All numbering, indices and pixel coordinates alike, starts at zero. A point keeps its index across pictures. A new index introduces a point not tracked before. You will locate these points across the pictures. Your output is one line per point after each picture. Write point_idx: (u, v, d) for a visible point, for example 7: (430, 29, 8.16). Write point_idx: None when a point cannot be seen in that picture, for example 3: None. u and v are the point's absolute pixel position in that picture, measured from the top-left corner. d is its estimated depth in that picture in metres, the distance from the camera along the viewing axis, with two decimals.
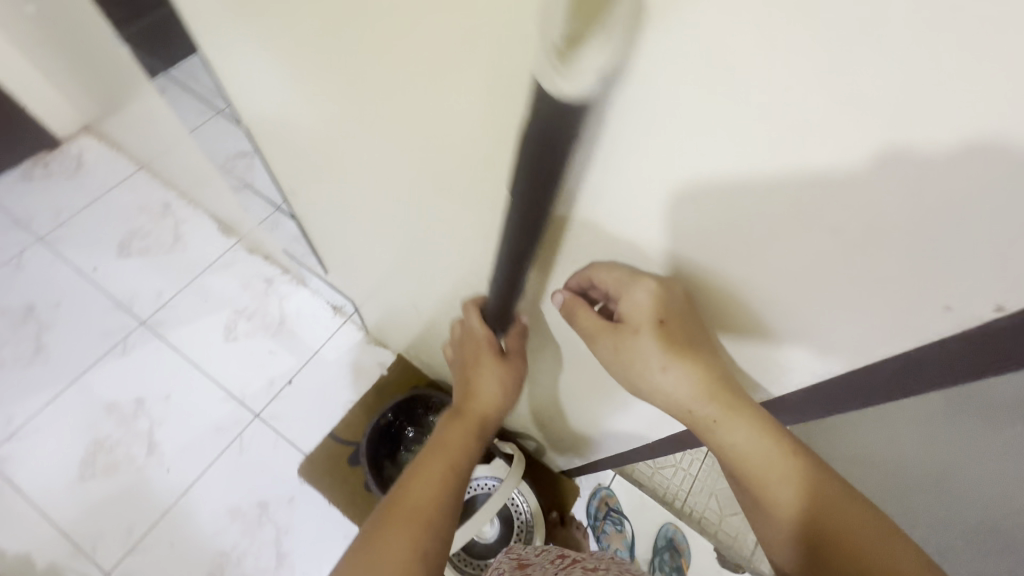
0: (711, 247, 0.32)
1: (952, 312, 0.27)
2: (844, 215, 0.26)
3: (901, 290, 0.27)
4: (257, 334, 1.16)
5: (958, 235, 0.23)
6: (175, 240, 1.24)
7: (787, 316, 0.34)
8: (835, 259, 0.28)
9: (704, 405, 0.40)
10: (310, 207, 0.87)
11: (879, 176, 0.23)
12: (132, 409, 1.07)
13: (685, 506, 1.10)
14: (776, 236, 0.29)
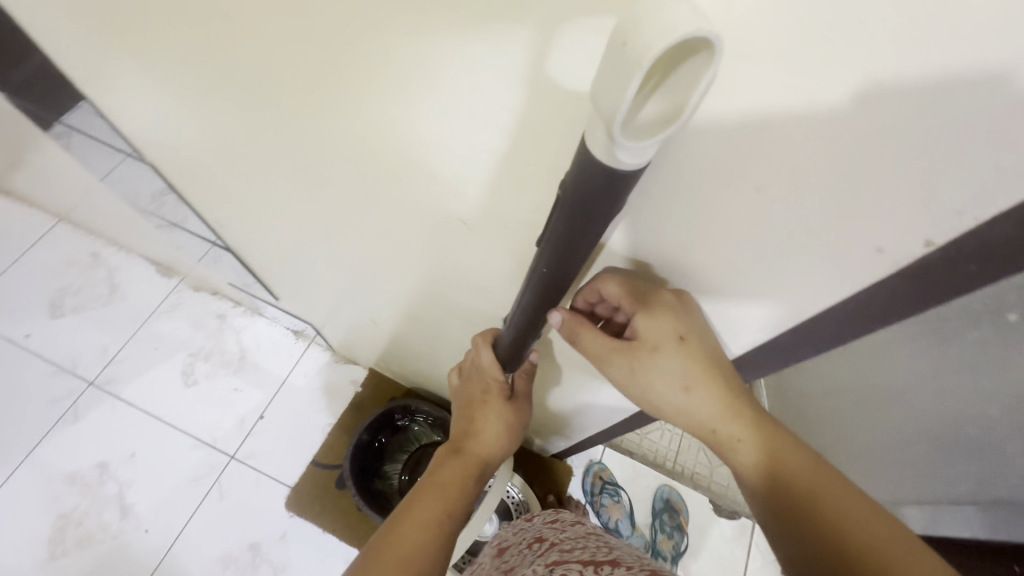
0: (648, 219, 0.32)
1: (885, 253, 0.27)
2: (768, 171, 0.25)
3: (836, 237, 0.27)
4: (218, 374, 1.11)
5: (878, 177, 0.23)
6: (112, 291, 1.16)
7: (732, 274, 0.34)
8: (768, 215, 0.28)
9: (726, 421, 0.41)
10: (248, 235, 0.83)
11: (792, 126, 0.23)
12: (96, 475, 1.00)
13: (677, 466, 1.14)
14: (707, 200, 0.29)
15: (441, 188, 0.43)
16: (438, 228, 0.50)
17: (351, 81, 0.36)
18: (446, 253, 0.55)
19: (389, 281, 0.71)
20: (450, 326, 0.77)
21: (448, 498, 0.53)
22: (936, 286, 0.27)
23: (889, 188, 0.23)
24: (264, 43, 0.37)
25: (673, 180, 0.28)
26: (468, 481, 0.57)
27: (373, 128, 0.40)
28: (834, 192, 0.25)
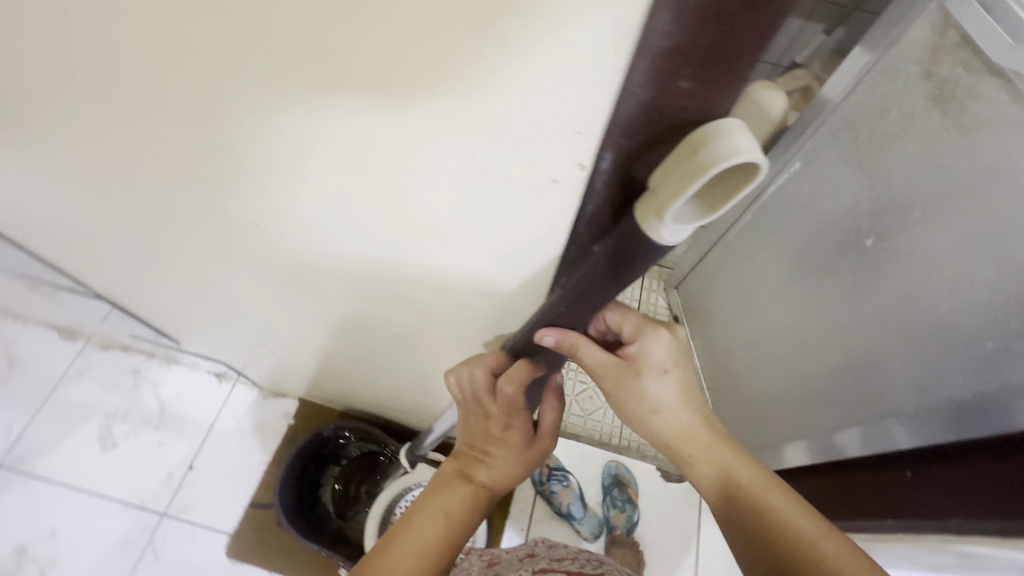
0: (384, 181, 0.32)
1: (559, 183, 0.25)
2: (410, 112, 0.25)
3: (507, 175, 0.26)
4: (139, 432, 1.06)
5: (485, 103, 0.22)
6: (11, 364, 1.09)
7: (472, 233, 0.33)
8: (445, 161, 0.27)
9: (691, 442, 0.46)
10: (132, 283, 0.80)
11: (389, 57, 0.22)
12: (14, 561, 0.93)
13: (622, 440, 1.16)
14: (399, 150, 0.28)
15: (239, 195, 0.42)
16: (274, 242, 0.49)
17: (97, 96, 0.35)
18: (297, 268, 0.54)
19: (278, 306, 0.70)
20: (347, 341, 0.75)
21: (455, 531, 0.46)
22: None
23: (522, 127, 0.23)
24: (16, 72, 0.36)
25: (363, 133, 0.28)
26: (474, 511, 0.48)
27: (149, 146, 0.39)
28: (484, 128, 0.24)
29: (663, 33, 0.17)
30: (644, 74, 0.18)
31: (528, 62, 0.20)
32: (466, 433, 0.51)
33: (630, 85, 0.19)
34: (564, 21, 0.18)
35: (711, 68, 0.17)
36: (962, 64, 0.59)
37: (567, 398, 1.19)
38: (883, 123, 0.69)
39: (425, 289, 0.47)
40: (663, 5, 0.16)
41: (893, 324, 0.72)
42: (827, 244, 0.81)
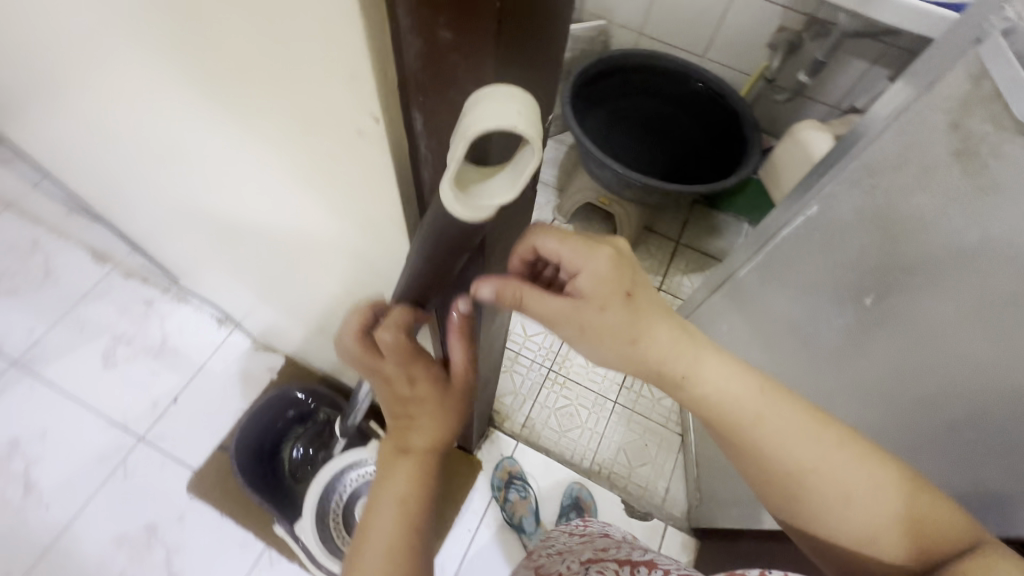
0: (260, 115, 0.32)
1: (368, 132, 0.25)
2: (245, 39, 0.25)
3: (330, 115, 0.26)
4: (138, 357, 1.13)
5: (291, 32, 0.23)
6: (46, 275, 1.19)
7: (336, 177, 0.33)
8: (287, 95, 0.28)
9: (676, 365, 0.46)
10: (136, 219, 0.85)
11: None
12: (7, 451, 1.02)
13: (594, 465, 1.13)
14: (254, 80, 0.29)
15: (180, 133, 0.43)
16: (223, 189, 0.51)
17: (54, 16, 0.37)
18: (250, 222, 0.55)
19: (251, 260, 0.72)
20: (313, 307, 0.77)
21: (418, 494, 0.49)
22: None
23: (322, 62, 0.23)
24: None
25: (224, 59, 0.29)
26: (428, 471, 0.50)
27: (98, 69, 0.41)
28: (303, 40, 0.22)
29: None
30: (407, 13, 0.18)
31: None
32: (393, 415, 0.49)
33: (404, 30, 0.18)
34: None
35: (462, 14, 0.17)
36: (991, 119, 0.53)
37: (546, 410, 1.17)
38: (901, 174, 0.63)
39: (350, 254, 0.48)
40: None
41: (891, 395, 0.68)
42: (833, 297, 0.76)
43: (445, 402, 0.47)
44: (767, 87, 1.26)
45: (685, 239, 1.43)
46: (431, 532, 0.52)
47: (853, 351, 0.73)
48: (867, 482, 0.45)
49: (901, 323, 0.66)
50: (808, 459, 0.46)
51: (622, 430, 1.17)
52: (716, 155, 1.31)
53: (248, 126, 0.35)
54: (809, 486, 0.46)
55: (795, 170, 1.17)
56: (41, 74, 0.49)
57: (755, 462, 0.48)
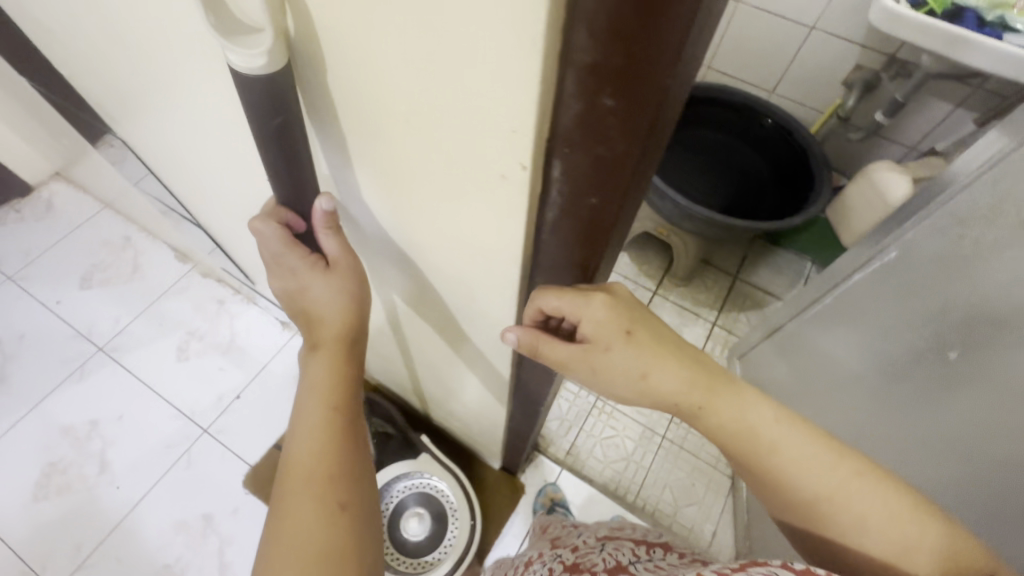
0: (370, 165, 0.31)
1: (508, 179, 0.24)
2: (380, 98, 0.25)
3: (463, 166, 0.25)
4: (208, 352, 1.19)
5: (439, 91, 0.22)
6: (134, 270, 1.29)
7: (442, 222, 0.32)
8: (413, 148, 0.27)
9: (691, 396, 0.40)
10: (226, 227, 0.91)
11: (358, 39, 0.22)
12: (86, 431, 1.09)
13: (638, 499, 1.10)
14: (374, 133, 0.28)
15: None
16: None
17: (199, 54, 0.41)
18: None
19: None
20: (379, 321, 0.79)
21: (335, 399, 0.43)
22: (592, 222, 0.25)
23: (470, 118, 0.22)
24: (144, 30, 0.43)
25: (344, 116, 0.28)
26: (343, 369, 0.43)
27: (221, 94, 0.44)
28: (440, 104, 0.23)
29: (581, 45, 0.17)
30: (571, 79, 0.19)
31: (469, 49, 0.19)
32: (300, 310, 0.43)
33: (564, 94, 0.19)
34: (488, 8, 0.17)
35: (627, 82, 0.18)
36: None
37: (591, 439, 1.16)
38: (995, 226, 0.61)
39: (424, 288, 0.48)
40: (579, 18, 0.16)
41: (966, 459, 0.65)
42: (910, 351, 0.73)
43: (338, 290, 0.41)
44: (839, 124, 1.24)
45: (743, 274, 1.40)
46: (364, 445, 0.45)
47: (935, 403, 0.70)
48: (890, 514, 0.39)
49: (983, 384, 0.63)
50: (824, 480, 0.40)
51: (670, 467, 1.14)
52: (782, 191, 1.28)
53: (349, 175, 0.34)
54: (822, 511, 0.40)
55: (869, 213, 1.14)
56: (168, 99, 0.54)
57: (767, 483, 0.42)
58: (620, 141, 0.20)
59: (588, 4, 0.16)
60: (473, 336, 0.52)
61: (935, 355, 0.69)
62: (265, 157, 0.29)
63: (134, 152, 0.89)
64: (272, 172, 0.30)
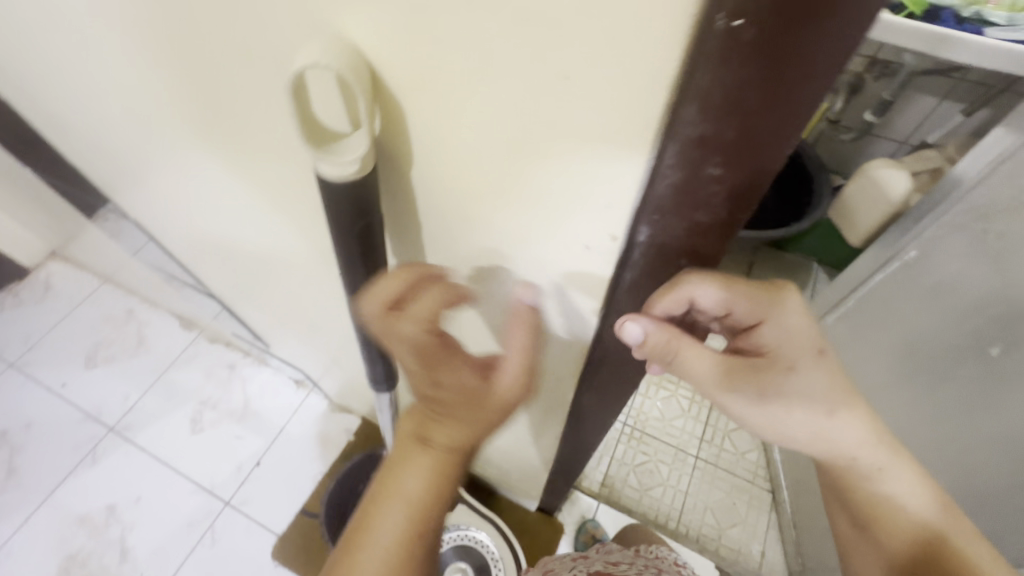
0: (447, 233, 0.35)
1: (592, 250, 0.28)
2: (473, 183, 0.29)
3: (548, 235, 0.29)
4: (223, 421, 1.16)
5: (536, 176, 0.26)
6: (140, 343, 1.27)
7: (514, 280, 0.35)
8: (498, 217, 0.30)
9: (875, 454, 0.42)
10: (236, 294, 0.89)
11: (462, 126, 0.25)
12: (104, 518, 1.05)
13: (680, 526, 1.07)
14: (462, 208, 0.31)
15: (321, 227, 0.46)
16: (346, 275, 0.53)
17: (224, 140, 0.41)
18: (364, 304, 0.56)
19: (345, 336, 0.73)
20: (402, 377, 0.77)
21: (425, 516, 0.36)
22: (673, 283, 0.28)
23: (565, 201, 0.26)
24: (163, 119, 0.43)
25: (430, 197, 0.32)
26: (443, 487, 0.36)
27: (245, 174, 0.44)
28: (535, 191, 0.26)
29: (688, 119, 0.19)
30: (673, 147, 0.20)
31: (575, 143, 0.23)
32: (426, 410, 0.35)
33: (662, 164, 0.21)
34: (601, 94, 0.20)
35: (736, 151, 0.20)
36: None
37: (626, 467, 1.13)
38: (1018, 217, 0.61)
39: (475, 341, 0.48)
40: (691, 95, 0.18)
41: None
42: (940, 349, 0.73)
43: (489, 408, 0.35)
44: (829, 128, 1.26)
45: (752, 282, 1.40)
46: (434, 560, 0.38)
47: (987, 405, 0.69)
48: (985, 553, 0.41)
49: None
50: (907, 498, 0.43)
51: (708, 488, 1.11)
52: (782, 197, 1.28)
53: (420, 237, 0.37)
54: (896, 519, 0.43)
55: (871, 210, 1.15)
56: (179, 181, 0.53)
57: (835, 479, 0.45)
58: (720, 202, 0.22)
59: (704, 83, 0.18)
60: None
61: (975, 354, 0.69)
62: (348, 245, 0.33)
63: (139, 228, 0.88)
64: (343, 253, 0.34)
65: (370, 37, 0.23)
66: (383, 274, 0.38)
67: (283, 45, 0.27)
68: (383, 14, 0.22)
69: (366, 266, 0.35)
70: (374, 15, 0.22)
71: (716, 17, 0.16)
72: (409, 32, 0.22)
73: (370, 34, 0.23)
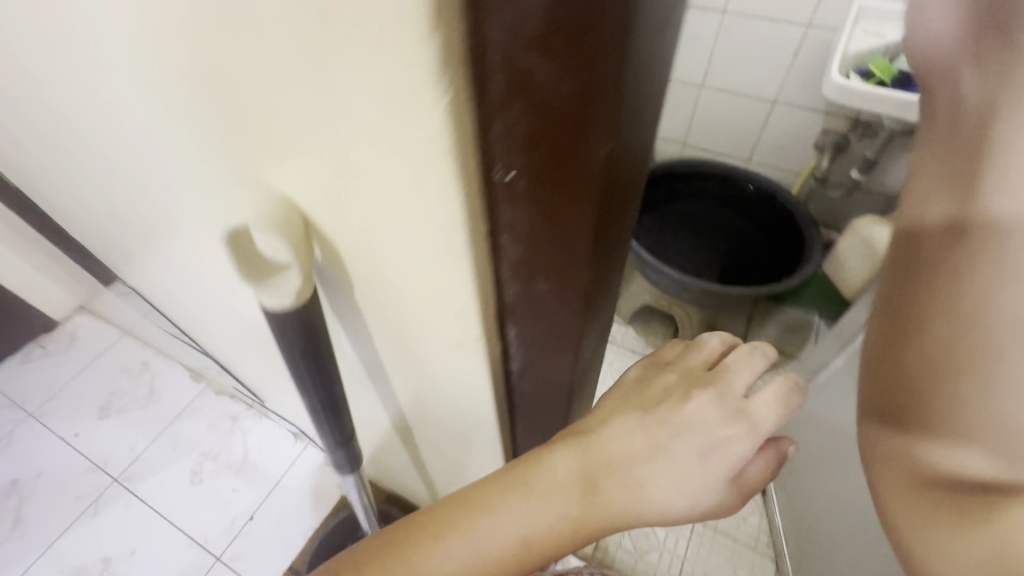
0: (369, 323, 0.39)
1: (466, 345, 0.33)
2: (370, 284, 0.33)
3: (431, 329, 0.34)
4: (221, 474, 1.18)
5: (410, 282, 0.30)
6: (151, 394, 1.32)
7: (432, 368, 0.39)
8: (395, 310, 0.35)
9: None
10: (232, 352, 0.93)
11: (346, 234, 0.29)
12: (99, 570, 1.06)
13: None
14: (367, 303, 0.36)
15: None
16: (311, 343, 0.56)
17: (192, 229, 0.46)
18: None
19: None
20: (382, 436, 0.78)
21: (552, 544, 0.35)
22: (543, 366, 0.34)
23: (436, 304, 0.30)
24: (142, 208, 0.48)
25: (356, 301, 0.37)
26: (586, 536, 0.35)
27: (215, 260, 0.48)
28: (415, 292, 0.31)
29: (506, 244, 0.25)
30: (506, 261, 0.27)
31: (429, 265, 0.27)
32: (643, 446, 0.35)
33: (502, 278, 0.28)
34: (433, 226, 0.24)
35: (552, 265, 0.26)
36: None
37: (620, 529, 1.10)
38: None
39: (426, 408, 0.50)
40: (504, 230, 0.25)
41: None
42: None
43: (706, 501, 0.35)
44: (817, 184, 1.29)
45: (751, 335, 1.39)
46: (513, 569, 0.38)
47: None
48: None
49: None
50: None
51: (706, 554, 1.07)
52: (776, 252, 1.30)
53: (349, 321, 0.41)
54: None
55: (863, 265, 1.14)
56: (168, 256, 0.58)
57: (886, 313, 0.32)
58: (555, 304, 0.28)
59: (507, 219, 0.24)
60: (475, 451, 0.53)
61: None
62: (297, 359, 0.37)
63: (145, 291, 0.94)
64: (296, 366, 0.38)
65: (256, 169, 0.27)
66: (332, 360, 0.40)
67: (194, 170, 0.31)
68: (261, 152, 0.26)
69: (315, 372, 0.39)
70: (256, 153, 0.26)
71: (493, 175, 0.22)
72: (286, 167, 0.26)
73: (257, 167, 0.27)
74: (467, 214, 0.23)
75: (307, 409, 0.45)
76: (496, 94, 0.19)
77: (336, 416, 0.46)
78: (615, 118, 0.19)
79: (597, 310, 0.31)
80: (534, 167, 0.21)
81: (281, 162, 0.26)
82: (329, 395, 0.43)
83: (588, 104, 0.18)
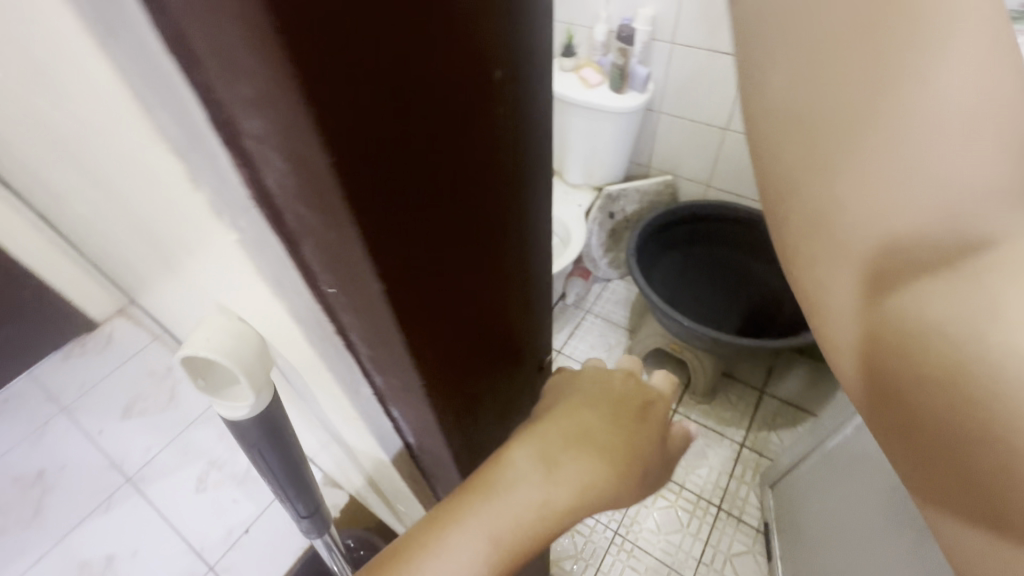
0: (304, 388, 0.41)
1: (362, 418, 0.33)
2: (284, 355, 0.35)
3: (336, 401, 0.34)
4: (225, 484, 1.22)
5: (302, 360, 0.31)
6: (170, 399, 1.38)
7: (357, 433, 0.40)
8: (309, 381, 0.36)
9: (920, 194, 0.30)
10: None
11: (249, 312, 0.31)
12: (102, 567, 1.11)
13: None
14: (292, 369, 0.38)
15: None
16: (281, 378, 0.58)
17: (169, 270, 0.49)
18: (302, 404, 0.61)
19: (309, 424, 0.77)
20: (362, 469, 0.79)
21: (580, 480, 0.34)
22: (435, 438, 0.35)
23: (326, 383, 0.31)
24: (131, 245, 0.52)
25: (289, 370, 0.39)
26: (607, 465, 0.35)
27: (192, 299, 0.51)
28: (309, 369, 0.32)
29: (357, 342, 0.26)
30: (362, 355, 0.27)
31: (303, 349, 0.29)
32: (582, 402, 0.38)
33: (368, 370, 0.28)
34: (287, 319, 0.26)
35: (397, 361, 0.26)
36: None
37: None
38: None
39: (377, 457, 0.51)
40: (349, 330, 0.25)
41: None
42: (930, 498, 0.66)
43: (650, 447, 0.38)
44: None
45: (769, 387, 1.33)
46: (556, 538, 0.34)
47: None
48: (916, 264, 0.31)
49: None
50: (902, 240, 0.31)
51: None
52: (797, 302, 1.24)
53: (293, 384, 0.43)
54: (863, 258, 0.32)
55: None
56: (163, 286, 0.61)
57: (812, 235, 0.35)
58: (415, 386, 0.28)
59: (349, 323, 0.24)
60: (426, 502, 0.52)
61: None
62: (261, 453, 0.39)
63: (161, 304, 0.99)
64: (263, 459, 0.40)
65: (168, 247, 0.30)
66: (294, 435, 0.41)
67: (139, 237, 0.35)
68: (164, 235, 0.29)
69: (280, 458, 0.41)
70: (161, 234, 0.29)
71: (324, 288, 0.22)
72: (182, 250, 0.29)
73: (168, 245, 0.30)
74: (305, 315, 0.24)
75: (268, 480, 0.44)
76: (292, 223, 0.19)
77: (302, 488, 0.47)
78: (397, 217, 0.20)
79: (466, 382, 0.32)
80: (345, 276, 0.21)
81: (177, 245, 0.28)
82: (297, 472, 0.44)
83: (366, 225, 0.18)
